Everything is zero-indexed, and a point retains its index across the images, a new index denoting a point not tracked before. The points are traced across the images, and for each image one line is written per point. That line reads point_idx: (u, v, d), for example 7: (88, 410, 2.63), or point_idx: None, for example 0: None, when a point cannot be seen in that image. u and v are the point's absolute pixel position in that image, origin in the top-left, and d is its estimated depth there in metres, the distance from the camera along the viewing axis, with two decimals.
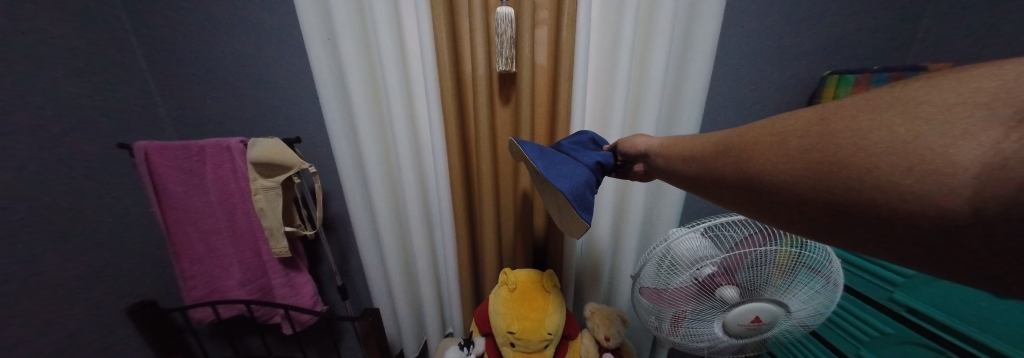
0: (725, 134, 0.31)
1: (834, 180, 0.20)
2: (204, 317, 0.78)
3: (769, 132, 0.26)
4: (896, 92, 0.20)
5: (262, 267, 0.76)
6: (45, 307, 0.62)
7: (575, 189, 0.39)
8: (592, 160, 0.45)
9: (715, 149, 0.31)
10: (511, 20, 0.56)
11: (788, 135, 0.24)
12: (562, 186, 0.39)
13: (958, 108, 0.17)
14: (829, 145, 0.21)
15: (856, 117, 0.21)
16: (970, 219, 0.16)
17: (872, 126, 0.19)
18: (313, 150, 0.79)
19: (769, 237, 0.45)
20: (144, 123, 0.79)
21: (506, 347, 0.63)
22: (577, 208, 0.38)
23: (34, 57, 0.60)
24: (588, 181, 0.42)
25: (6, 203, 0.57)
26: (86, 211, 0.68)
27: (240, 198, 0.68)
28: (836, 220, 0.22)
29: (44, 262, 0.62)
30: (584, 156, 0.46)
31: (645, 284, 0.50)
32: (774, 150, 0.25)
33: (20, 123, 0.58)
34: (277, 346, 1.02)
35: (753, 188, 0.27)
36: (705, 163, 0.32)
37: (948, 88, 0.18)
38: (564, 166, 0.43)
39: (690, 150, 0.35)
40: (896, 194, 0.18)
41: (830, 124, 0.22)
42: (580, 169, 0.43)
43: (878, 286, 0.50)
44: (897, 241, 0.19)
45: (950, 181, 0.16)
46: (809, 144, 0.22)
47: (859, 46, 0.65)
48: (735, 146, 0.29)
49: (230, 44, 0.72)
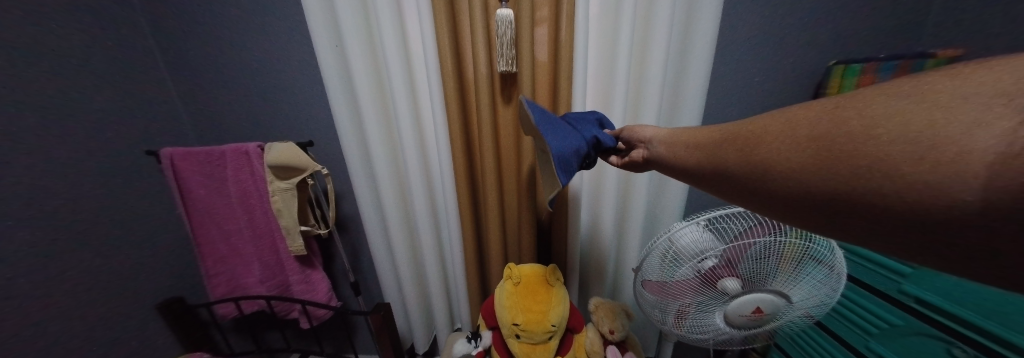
0: (732, 124, 0.32)
1: (842, 167, 0.20)
2: (228, 312, 0.83)
3: (779, 122, 0.26)
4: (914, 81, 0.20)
5: (280, 265, 0.80)
6: (83, 304, 0.68)
7: (562, 149, 0.42)
8: (590, 134, 0.46)
9: (722, 138, 0.31)
10: (511, 20, 0.57)
11: (798, 124, 0.25)
12: (554, 147, 0.41)
13: (978, 96, 0.16)
14: (840, 134, 0.21)
15: (870, 105, 0.21)
16: (976, 209, 0.16)
17: (889, 115, 0.19)
18: (325, 152, 0.82)
19: (773, 229, 0.45)
20: (169, 132, 0.84)
21: (511, 339, 0.65)
22: (559, 167, 0.41)
23: (56, 69, 0.63)
24: (579, 151, 0.44)
25: (38, 210, 0.61)
26: (116, 216, 0.73)
27: (259, 200, 0.71)
28: (839, 211, 0.22)
29: (73, 262, 0.66)
30: (584, 130, 0.47)
31: (648, 277, 0.50)
32: (784, 137, 0.25)
33: (35, 132, 0.60)
34: (296, 339, 1.07)
35: (756, 178, 0.27)
36: (710, 151, 0.32)
37: (970, 77, 0.17)
38: (560, 130, 0.46)
39: (696, 140, 0.35)
40: (904, 182, 0.18)
41: (844, 112, 0.22)
42: (574, 137, 0.45)
43: (886, 277, 0.50)
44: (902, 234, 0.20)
45: (964, 170, 0.16)
46: (821, 133, 0.23)
47: (866, 33, 0.63)
48: (742, 135, 0.29)
49: (244, 54, 0.76)
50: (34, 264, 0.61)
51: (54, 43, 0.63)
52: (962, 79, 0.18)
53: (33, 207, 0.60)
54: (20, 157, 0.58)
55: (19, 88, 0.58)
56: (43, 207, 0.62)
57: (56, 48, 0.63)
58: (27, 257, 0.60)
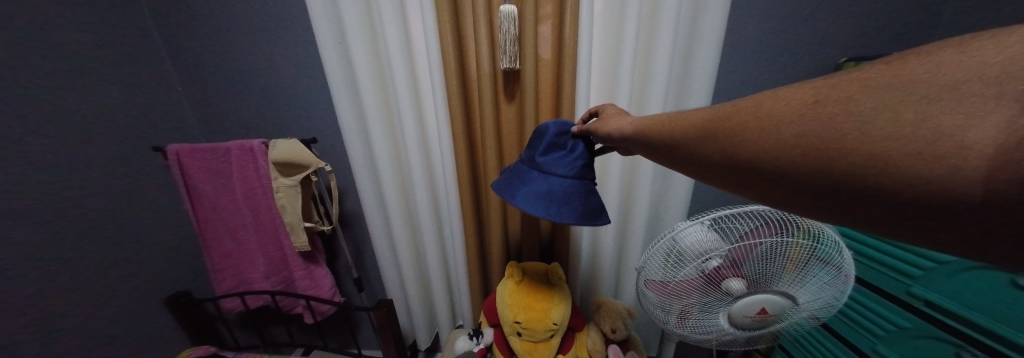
0: (704, 114, 0.28)
1: (836, 167, 0.19)
2: (234, 307, 0.84)
3: (758, 113, 0.24)
4: (892, 69, 0.18)
5: (285, 261, 0.81)
6: (92, 297, 0.69)
7: (575, 211, 0.45)
8: (572, 169, 0.46)
9: (698, 133, 0.28)
10: (514, 17, 0.56)
11: (781, 117, 0.22)
12: (557, 219, 0.44)
13: (967, 85, 0.15)
14: (829, 130, 0.19)
15: (853, 97, 0.19)
16: (976, 201, 0.15)
17: (874, 109, 0.18)
18: (328, 150, 0.82)
19: (781, 229, 0.44)
20: (176, 128, 0.85)
21: (512, 336, 0.65)
22: (587, 222, 0.45)
23: (61, 67, 0.64)
24: (581, 189, 0.46)
25: (43, 204, 0.62)
26: (123, 210, 0.74)
27: (264, 196, 0.72)
28: (833, 207, 0.20)
29: (81, 255, 0.67)
30: (565, 168, 0.46)
31: (651, 277, 0.50)
32: (768, 134, 0.22)
33: (39, 130, 0.61)
34: (300, 334, 1.09)
35: (741, 176, 0.25)
36: (688, 149, 0.29)
37: (950, 64, 0.16)
38: (557, 195, 0.45)
39: (667, 135, 0.31)
40: (902, 178, 0.16)
41: (826, 106, 0.20)
42: (568, 185, 0.45)
43: (895, 279, 0.49)
44: (897, 227, 0.18)
45: (962, 164, 0.14)
46: (806, 127, 0.20)
47: (884, 29, 0.60)
48: (720, 130, 0.26)
49: (249, 51, 0.76)
50: (41, 259, 0.62)
51: (58, 38, 0.64)
52: (946, 64, 0.16)
53: (37, 201, 0.61)
54: (24, 155, 0.59)
55: (23, 83, 0.59)
56: (49, 201, 0.62)
57: (61, 46, 0.64)
58: (33, 252, 0.61)
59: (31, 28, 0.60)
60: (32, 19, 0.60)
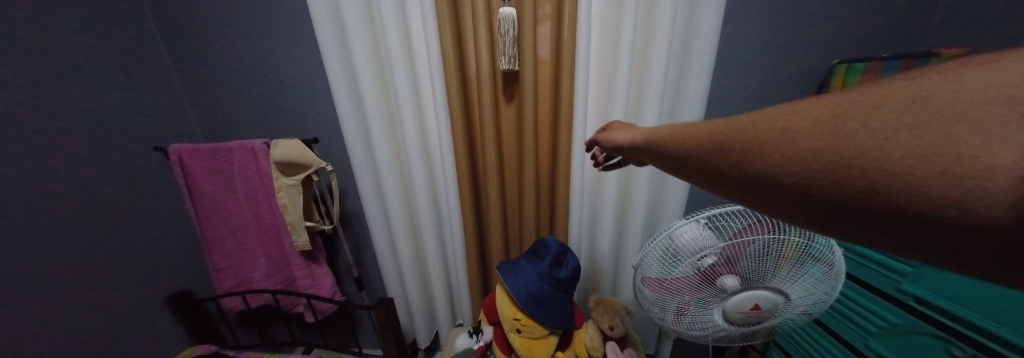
0: (717, 124, 0.27)
1: (852, 183, 0.17)
2: (234, 306, 0.85)
3: (773, 123, 0.22)
4: (916, 87, 0.17)
5: (286, 259, 0.81)
6: (93, 296, 0.69)
7: (563, 315, 0.61)
8: (564, 278, 0.61)
9: (708, 143, 0.26)
10: (513, 19, 0.57)
11: (797, 129, 0.20)
12: (553, 325, 0.60)
13: (987, 106, 0.14)
14: (846, 144, 0.17)
15: (876, 113, 0.17)
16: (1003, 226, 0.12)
17: (894, 127, 0.16)
18: (329, 150, 0.83)
19: (775, 226, 0.45)
20: (179, 128, 0.86)
21: (512, 333, 0.65)
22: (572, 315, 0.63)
23: (61, 67, 0.64)
24: (567, 294, 0.63)
25: (44, 202, 0.62)
26: (125, 209, 0.75)
27: (265, 195, 0.72)
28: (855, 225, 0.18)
29: (84, 254, 0.68)
30: (558, 279, 0.61)
31: (647, 274, 0.51)
32: (782, 147, 0.20)
33: (38, 130, 0.61)
34: (301, 333, 1.10)
35: (750, 188, 0.23)
36: (697, 159, 0.28)
37: (980, 83, 0.15)
38: (551, 299, 0.61)
39: (678, 146, 0.30)
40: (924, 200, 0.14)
41: (846, 122, 0.18)
42: (559, 293, 0.62)
43: (887, 277, 0.50)
44: (930, 256, 0.15)
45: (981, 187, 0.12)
46: (824, 141, 0.18)
47: (874, 30, 0.61)
48: (731, 140, 0.24)
49: (249, 52, 0.77)
50: (41, 259, 0.62)
51: (59, 39, 0.64)
52: (974, 86, 0.15)
53: (38, 199, 0.61)
54: (23, 154, 0.59)
55: (24, 82, 0.59)
56: (49, 200, 0.63)
57: (62, 46, 0.64)
58: (34, 251, 0.61)
59: (34, 29, 0.61)
60: (33, 20, 0.60)
